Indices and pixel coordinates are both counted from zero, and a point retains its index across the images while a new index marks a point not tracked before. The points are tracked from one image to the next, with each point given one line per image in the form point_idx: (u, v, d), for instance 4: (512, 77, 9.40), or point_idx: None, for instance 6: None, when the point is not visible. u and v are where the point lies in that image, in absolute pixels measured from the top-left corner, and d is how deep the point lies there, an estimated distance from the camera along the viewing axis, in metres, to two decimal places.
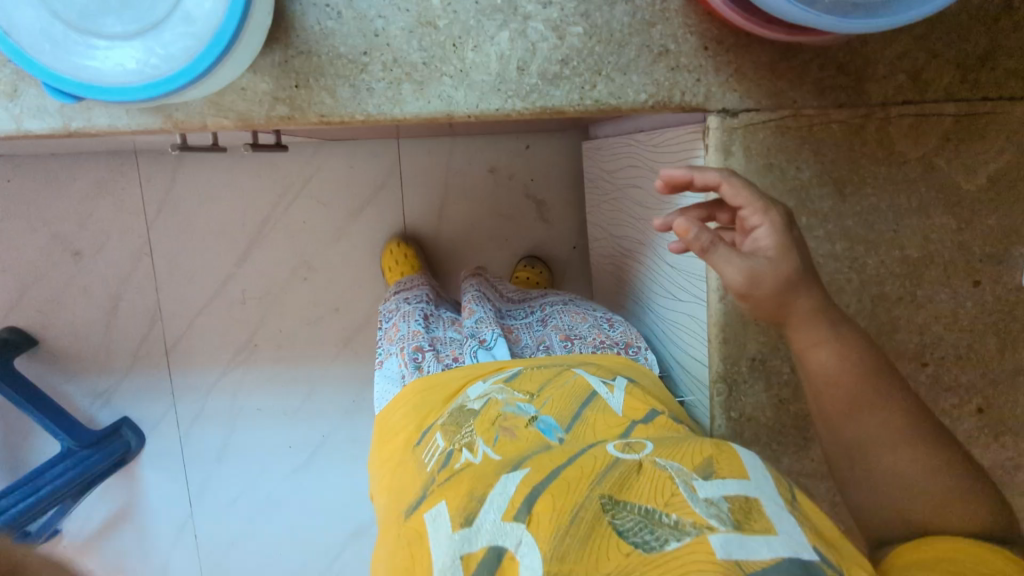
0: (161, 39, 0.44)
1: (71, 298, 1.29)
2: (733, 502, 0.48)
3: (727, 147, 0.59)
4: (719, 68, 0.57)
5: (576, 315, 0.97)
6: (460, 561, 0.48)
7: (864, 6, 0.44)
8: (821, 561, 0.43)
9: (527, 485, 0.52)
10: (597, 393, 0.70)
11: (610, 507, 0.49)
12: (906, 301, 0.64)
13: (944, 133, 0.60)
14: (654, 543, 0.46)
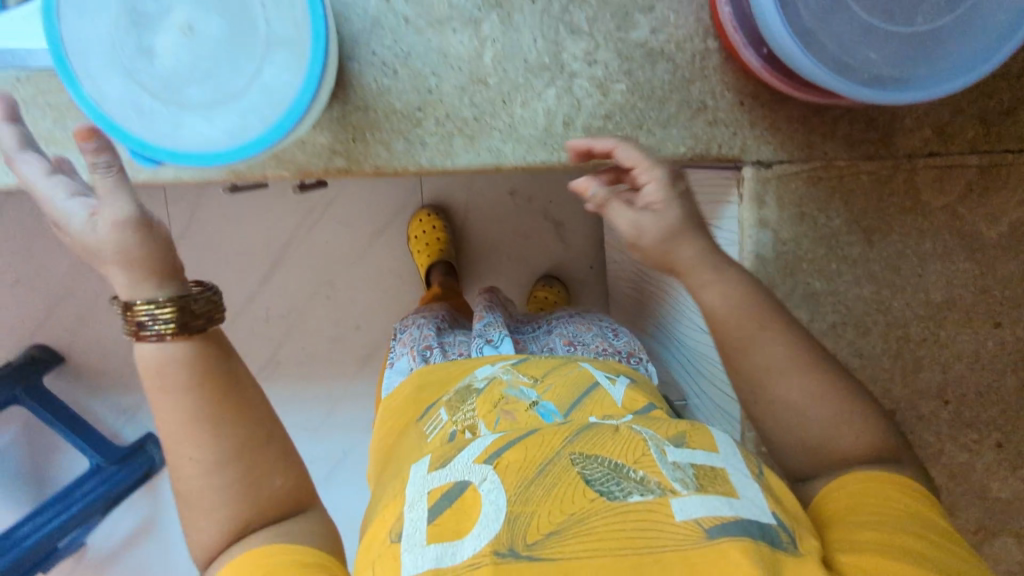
0: (241, 108, 0.47)
1: (98, 317, 1.29)
2: (700, 468, 0.45)
3: (761, 197, 0.62)
4: (755, 123, 0.60)
5: (582, 325, 0.96)
6: (423, 496, 0.46)
7: (900, 79, 0.47)
8: (778, 525, 0.42)
9: (507, 439, 0.50)
10: (598, 383, 0.67)
11: (579, 460, 0.46)
12: (930, 342, 0.66)
13: (968, 183, 0.63)
14: (617, 494, 0.43)
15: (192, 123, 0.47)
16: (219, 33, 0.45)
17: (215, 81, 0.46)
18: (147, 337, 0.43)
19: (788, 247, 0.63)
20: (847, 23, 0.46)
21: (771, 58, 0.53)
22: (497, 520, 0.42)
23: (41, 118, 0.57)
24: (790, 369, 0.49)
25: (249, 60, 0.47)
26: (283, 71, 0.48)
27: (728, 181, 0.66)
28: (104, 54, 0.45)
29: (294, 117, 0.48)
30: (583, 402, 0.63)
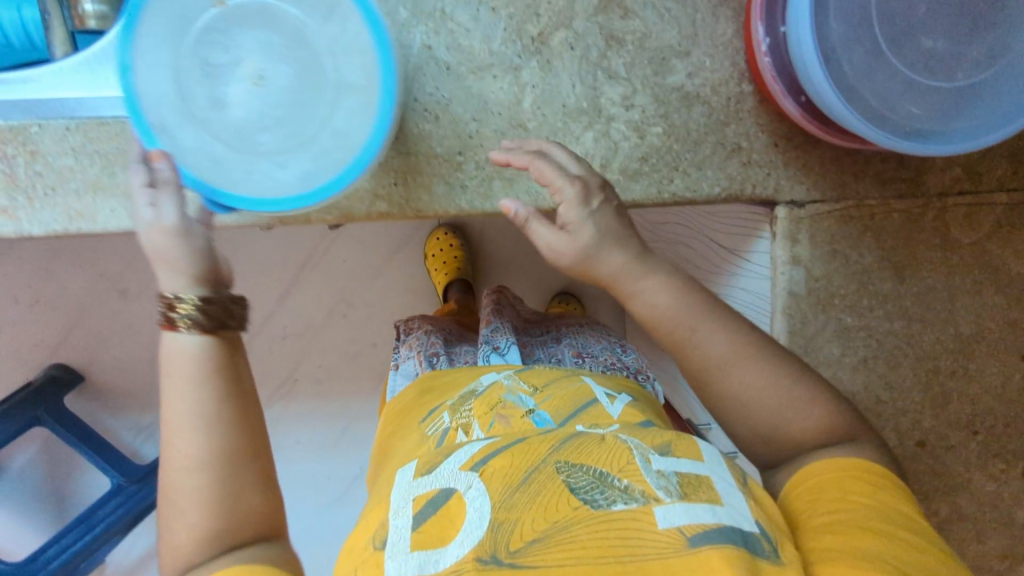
0: (312, 150, 0.48)
1: (117, 337, 1.22)
2: (685, 476, 0.44)
3: (794, 236, 0.63)
4: (789, 164, 0.61)
5: (592, 337, 0.92)
6: (409, 502, 0.46)
7: (941, 131, 0.48)
8: (761, 534, 0.41)
9: (496, 447, 0.49)
10: (597, 399, 0.62)
11: (565, 468, 0.45)
12: (958, 375, 0.67)
13: (996, 221, 0.64)
14: (601, 502, 0.42)
15: (265, 169, 0.48)
16: (291, 82, 0.47)
17: (287, 129, 0.48)
18: (176, 329, 0.44)
19: (820, 283, 0.64)
20: (889, 77, 0.47)
21: (810, 106, 0.53)
22: (482, 524, 0.42)
23: (89, 166, 0.58)
24: (821, 414, 0.50)
25: (319, 105, 0.48)
26: (352, 113, 0.48)
27: (758, 218, 0.67)
28: (179, 109, 0.46)
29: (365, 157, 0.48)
30: (580, 413, 0.59)
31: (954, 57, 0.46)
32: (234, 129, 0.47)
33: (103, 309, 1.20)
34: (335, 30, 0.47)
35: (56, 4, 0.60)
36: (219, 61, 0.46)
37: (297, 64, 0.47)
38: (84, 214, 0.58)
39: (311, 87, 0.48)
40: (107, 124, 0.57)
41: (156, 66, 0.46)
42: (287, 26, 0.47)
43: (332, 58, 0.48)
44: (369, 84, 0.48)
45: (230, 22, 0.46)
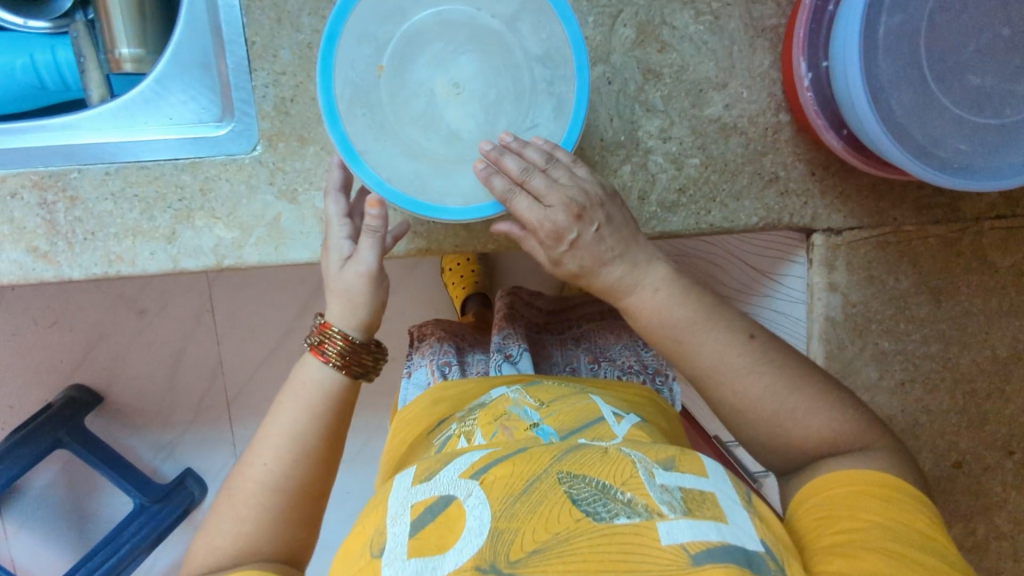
0: (534, 101, 0.51)
1: (136, 356, 1.19)
2: (689, 492, 0.44)
3: (831, 262, 0.63)
4: (825, 192, 0.61)
5: (611, 335, 0.90)
6: (408, 508, 0.45)
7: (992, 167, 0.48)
8: (764, 554, 0.41)
9: (494, 457, 0.49)
10: (602, 419, 0.59)
11: (566, 479, 0.45)
12: (995, 396, 0.67)
13: None
14: (604, 515, 0.42)
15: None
16: (474, 73, 0.51)
17: (503, 104, 0.51)
18: (322, 355, 0.54)
19: (856, 309, 0.64)
20: (938, 116, 0.47)
21: (853, 139, 0.54)
22: (483, 533, 0.41)
23: (129, 210, 0.57)
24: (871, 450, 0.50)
25: (509, 70, 0.51)
26: (534, 45, 0.51)
27: (791, 243, 0.67)
28: (429, 169, 0.50)
29: (582, 69, 0.49)
30: (586, 429, 0.56)
31: (1003, 94, 0.46)
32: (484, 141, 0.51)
33: (121, 329, 1.17)
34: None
35: (92, 50, 0.63)
36: (416, 111, 0.51)
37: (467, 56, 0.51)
38: (124, 257, 0.57)
39: (490, 52, 0.51)
40: (147, 168, 0.57)
41: (411, 141, 0.51)
42: (435, 45, 0.51)
43: (487, 18, 0.51)
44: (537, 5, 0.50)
45: (399, 73, 0.51)
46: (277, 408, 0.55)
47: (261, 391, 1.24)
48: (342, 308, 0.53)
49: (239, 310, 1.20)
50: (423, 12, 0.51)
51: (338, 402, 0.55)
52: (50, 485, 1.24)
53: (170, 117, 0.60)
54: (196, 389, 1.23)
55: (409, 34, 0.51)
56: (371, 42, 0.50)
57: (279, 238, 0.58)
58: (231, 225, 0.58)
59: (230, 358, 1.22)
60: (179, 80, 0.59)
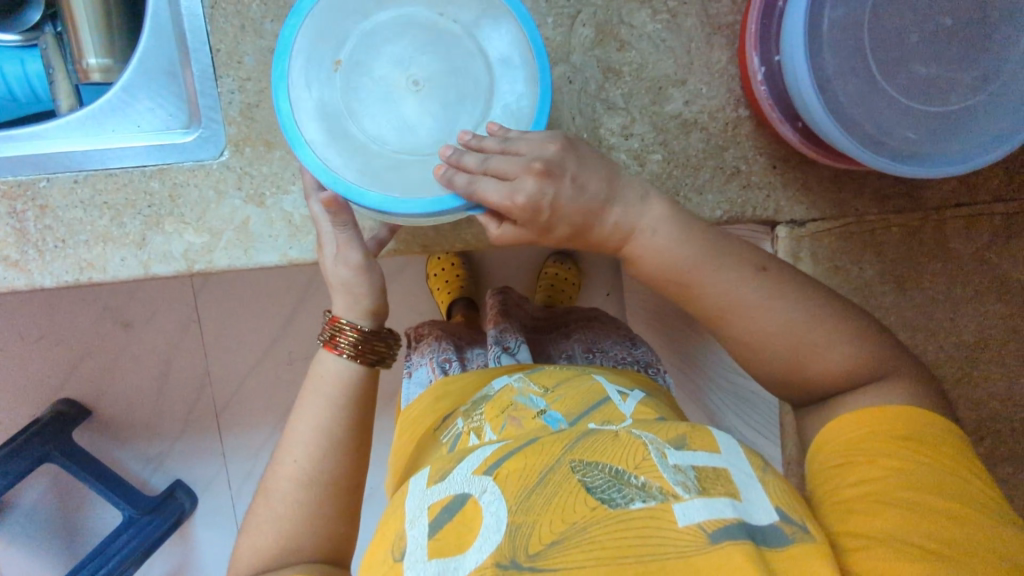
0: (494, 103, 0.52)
1: (122, 369, 1.19)
2: (702, 470, 0.45)
3: (796, 254, 0.64)
4: (787, 184, 0.62)
5: (602, 331, 0.89)
6: (424, 510, 0.47)
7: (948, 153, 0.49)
8: (780, 523, 0.42)
9: (505, 450, 0.50)
10: (608, 398, 0.60)
11: (580, 467, 0.46)
12: (964, 383, 0.68)
13: (995, 230, 0.65)
14: (619, 501, 0.43)
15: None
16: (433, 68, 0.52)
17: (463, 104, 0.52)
18: (336, 350, 0.56)
19: None
20: (887, 104, 0.48)
21: (808, 132, 0.55)
22: (501, 529, 0.42)
23: (97, 217, 0.57)
24: None
25: (467, 69, 0.52)
26: (497, 46, 0.52)
27: (759, 234, 0.67)
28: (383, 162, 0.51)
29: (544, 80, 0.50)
30: (592, 412, 0.57)
31: (947, 82, 0.48)
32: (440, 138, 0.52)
33: (107, 342, 1.17)
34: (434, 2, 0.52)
35: (61, 62, 0.64)
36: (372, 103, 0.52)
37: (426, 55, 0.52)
38: (95, 264, 0.58)
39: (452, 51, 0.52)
40: (115, 175, 0.57)
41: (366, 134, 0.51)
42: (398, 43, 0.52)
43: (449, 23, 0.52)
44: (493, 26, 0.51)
45: (359, 70, 0.52)
46: (303, 408, 0.56)
47: (248, 400, 1.24)
48: (345, 298, 0.55)
49: (225, 319, 1.20)
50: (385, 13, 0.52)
51: (358, 391, 0.56)
52: (39, 500, 1.23)
53: (138, 124, 0.60)
54: (183, 400, 1.22)
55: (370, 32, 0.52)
56: (332, 37, 0.51)
57: (248, 242, 0.59)
58: (200, 230, 0.58)
59: (217, 368, 1.22)
60: (146, 88, 0.60)
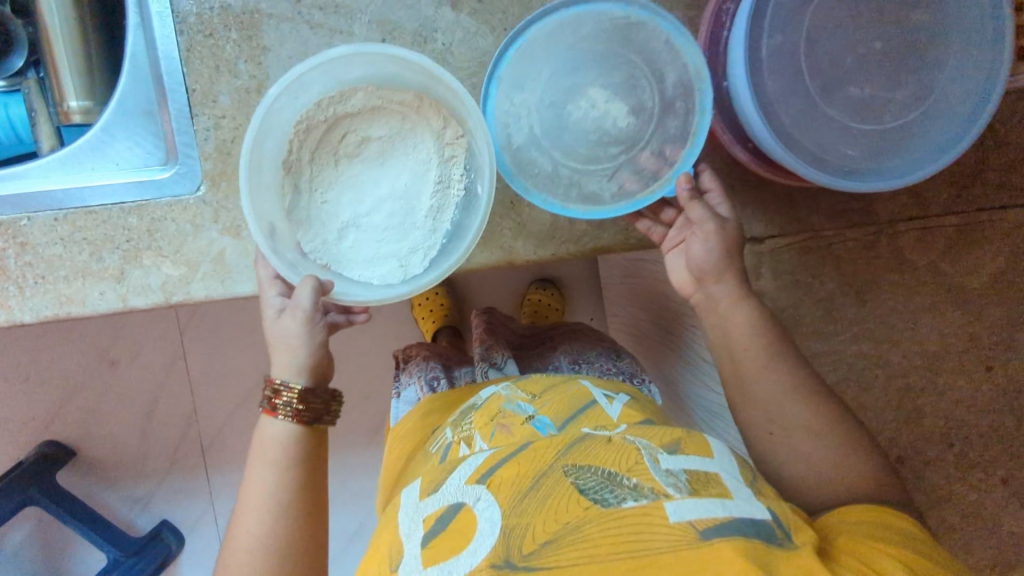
0: (450, 189, 0.56)
1: (109, 408, 1.19)
2: (693, 474, 0.47)
3: (757, 269, 0.66)
4: (746, 203, 0.64)
5: (586, 344, 0.91)
6: (420, 523, 0.48)
7: (898, 168, 0.51)
8: (773, 521, 0.44)
9: (498, 457, 0.52)
10: (595, 401, 0.61)
11: (572, 471, 0.49)
12: (928, 391, 0.70)
13: (947, 241, 0.67)
14: (611, 501, 0.46)
15: (426, 233, 0.56)
16: (395, 147, 0.56)
17: (420, 185, 0.56)
18: (275, 414, 0.56)
19: (787, 313, 0.68)
20: (826, 125, 0.52)
21: (758, 153, 0.58)
22: (494, 532, 0.45)
23: (77, 253, 0.59)
24: None
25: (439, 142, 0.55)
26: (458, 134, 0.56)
27: None
28: (341, 240, 0.56)
29: (691, 159, 0.56)
30: (581, 417, 0.58)
31: (882, 101, 0.51)
32: (397, 219, 0.56)
33: (94, 382, 1.18)
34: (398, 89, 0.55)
35: (42, 104, 0.68)
36: (338, 181, 0.56)
37: (392, 131, 0.56)
38: (74, 298, 0.59)
39: (415, 130, 0.56)
40: (95, 212, 0.59)
41: (328, 211, 0.56)
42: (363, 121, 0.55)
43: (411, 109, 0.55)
44: (528, 167, 0.58)
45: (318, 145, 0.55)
46: (254, 467, 0.56)
47: (234, 436, 1.22)
48: (285, 360, 0.56)
49: (211, 355, 1.20)
50: (357, 83, 0.55)
51: (307, 440, 0.57)
52: (24, 545, 1.22)
53: (117, 163, 0.62)
54: (169, 438, 1.22)
55: (341, 101, 0.55)
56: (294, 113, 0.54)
57: (224, 273, 0.60)
58: (178, 262, 0.60)
59: (203, 405, 1.21)
60: (123, 128, 0.62)
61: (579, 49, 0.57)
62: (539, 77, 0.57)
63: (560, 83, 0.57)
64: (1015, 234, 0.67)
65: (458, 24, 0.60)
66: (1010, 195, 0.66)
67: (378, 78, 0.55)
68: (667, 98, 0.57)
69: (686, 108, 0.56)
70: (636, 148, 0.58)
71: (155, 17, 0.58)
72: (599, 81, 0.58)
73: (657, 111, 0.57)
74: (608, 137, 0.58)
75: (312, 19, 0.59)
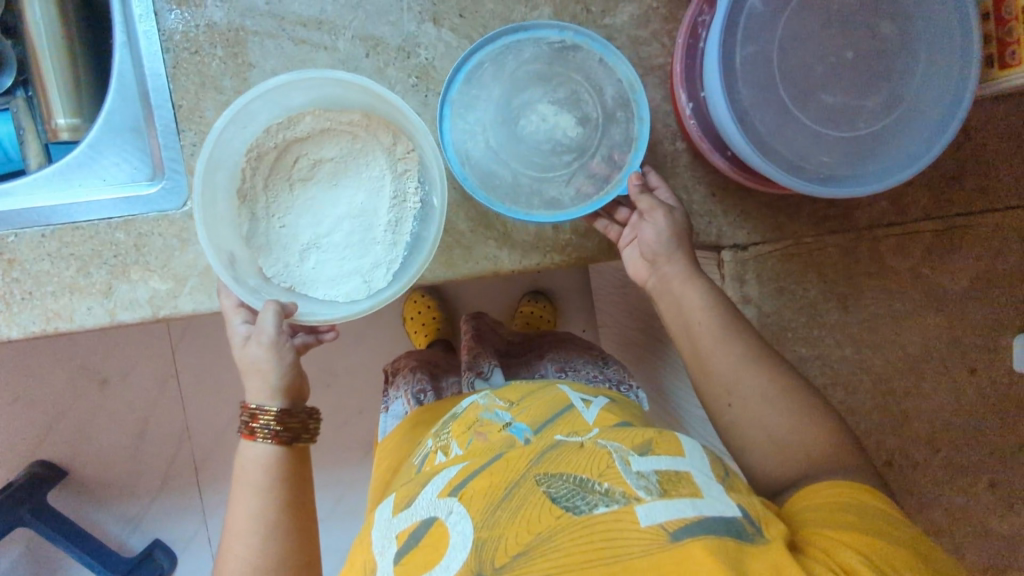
0: (406, 202, 0.58)
1: (100, 427, 1.18)
2: (664, 474, 0.48)
3: (741, 276, 0.67)
4: (727, 211, 0.65)
5: (574, 351, 0.91)
6: (393, 540, 0.50)
7: (865, 174, 0.53)
8: (744, 517, 0.45)
9: (470, 470, 0.53)
10: (571, 406, 0.61)
11: (544, 479, 0.50)
12: (913, 394, 0.71)
13: (927, 246, 0.68)
14: (583, 508, 0.46)
15: (387, 248, 0.58)
16: (349, 167, 0.58)
17: (376, 202, 0.58)
18: (254, 438, 0.56)
19: (771, 319, 0.68)
20: (799, 132, 0.53)
21: (736, 160, 0.59)
22: (466, 547, 0.45)
23: (65, 268, 0.59)
24: (777, 448, 0.54)
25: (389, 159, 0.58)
26: (406, 151, 0.58)
27: (706, 262, 0.70)
28: (303, 262, 0.58)
29: (639, 158, 0.59)
30: (555, 421, 0.58)
31: (855, 108, 0.52)
32: (357, 237, 0.58)
33: (84, 400, 1.17)
34: (344, 112, 0.58)
35: (31, 121, 0.68)
36: (294, 205, 0.58)
37: (343, 151, 0.58)
38: (61, 314, 0.59)
39: (366, 149, 0.58)
40: (82, 227, 0.60)
41: (287, 234, 0.58)
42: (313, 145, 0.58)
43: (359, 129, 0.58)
44: (489, 181, 0.60)
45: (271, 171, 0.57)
46: (239, 493, 0.56)
47: (226, 453, 1.22)
48: (257, 383, 0.56)
49: (203, 372, 1.20)
50: (303, 110, 0.58)
51: (288, 459, 0.57)
52: (14, 567, 1.21)
53: (104, 178, 0.63)
54: (161, 456, 1.21)
55: (289, 127, 0.57)
56: (244, 142, 0.56)
57: (212, 286, 0.61)
58: (165, 277, 0.60)
59: (195, 422, 1.21)
60: (112, 144, 0.62)
61: (522, 69, 0.60)
62: (488, 96, 0.60)
63: (509, 101, 0.60)
64: (994, 238, 0.68)
65: (440, 39, 0.61)
66: (987, 200, 0.67)
67: (324, 102, 0.58)
68: (609, 109, 0.60)
69: (626, 117, 0.59)
70: (588, 156, 0.60)
71: (141, 36, 0.59)
72: (547, 97, 0.60)
73: (602, 121, 0.60)
74: (560, 146, 0.60)
75: (296, 35, 0.60)
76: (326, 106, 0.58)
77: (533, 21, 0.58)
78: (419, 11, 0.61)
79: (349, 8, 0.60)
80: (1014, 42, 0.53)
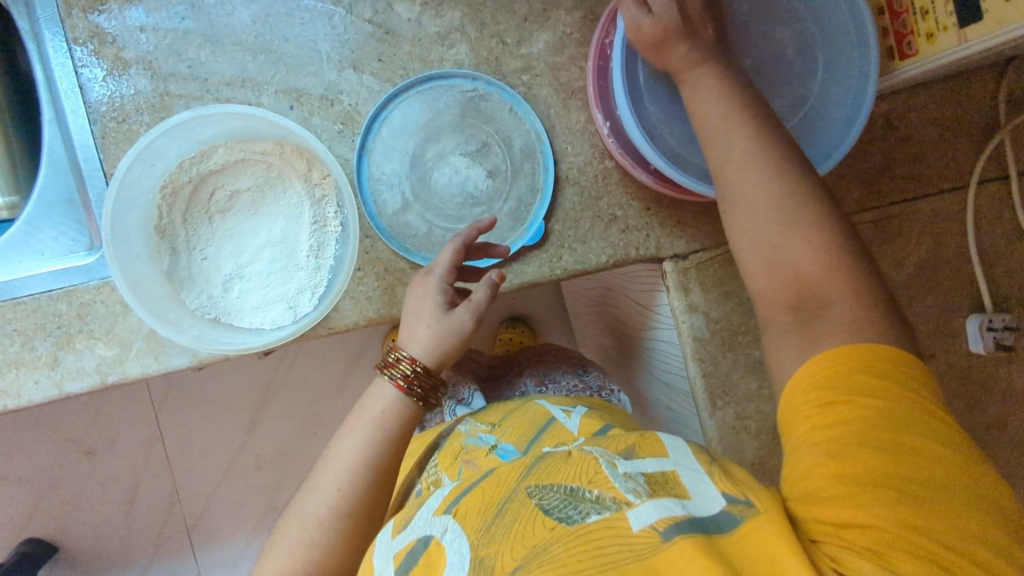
0: (327, 227, 0.61)
1: (88, 499, 1.15)
2: (651, 476, 0.45)
3: (685, 286, 0.66)
4: (663, 223, 0.65)
5: (551, 364, 0.90)
6: (390, 561, 0.47)
7: None
8: (725, 512, 0.42)
9: (463, 491, 0.51)
10: (552, 420, 0.61)
11: (535, 491, 0.47)
12: None
13: (869, 237, 0.68)
14: (575, 517, 0.43)
15: (310, 272, 0.60)
16: (266, 195, 0.61)
17: (296, 227, 0.61)
18: (393, 368, 0.57)
19: (721, 324, 0.66)
20: None
21: (659, 173, 0.60)
22: (463, 566, 0.43)
23: (10, 344, 0.60)
24: None
25: (302, 186, 0.60)
26: (315, 175, 0.60)
27: (653, 275, 0.70)
28: (227, 292, 0.60)
29: (546, 198, 0.63)
30: (541, 437, 0.58)
31: None
32: (281, 263, 0.60)
33: (69, 473, 1.14)
34: (254, 141, 0.60)
35: None
36: (213, 236, 0.60)
37: (258, 181, 0.60)
38: (9, 391, 0.59)
39: (282, 177, 0.61)
40: (23, 302, 0.60)
41: (209, 266, 0.60)
42: (226, 176, 0.60)
43: (268, 156, 0.60)
44: (405, 229, 0.64)
45: (187, 205, 0.60)
46: (350, 426, 0.58)
47: (218, 512, 1.19)
48: (415, 329, 0.57)
49: (188, 431, 1.17)
50: (214, 143, 0.60)
51: (405, 425, 0.58)
52: None
53: (42, 252, 0.64)
54: (152, 522, 1.17)
55: (202, 161, 0.59)
56: (157, 177, 0.59)
57: (158, 347, 0.61)
58: (110, 342, 0.60)
59: (185, 484, 1.17)
60: (47, 218, 0.64)
61: (437, 118, 0.65)
62: (402, 148, 0.64)
63: (422, 154, 0.65)
64: (933, 223, 0.69)
65: (362, 84, 0.63)
66: (921, 185, 0.68)
67: (234, 134, 0.60)
68: (516, 159, 0.66)
69: (532, 167, 0.65)
70: (497, 204, 0.66)
71: (68, 111, 0.60)
72: (458, 150, 0.66)
73: (509, 172, 0.66)
74: (471, 197, 0.66)
75: (220, 95, 0.62)
76: (237, 138, 0.60)
77: (447, 69, 0.63)
78: (339, 60, 0.62)
79: (270, 64, 0.62)
80: (908, 33, 0.55)
